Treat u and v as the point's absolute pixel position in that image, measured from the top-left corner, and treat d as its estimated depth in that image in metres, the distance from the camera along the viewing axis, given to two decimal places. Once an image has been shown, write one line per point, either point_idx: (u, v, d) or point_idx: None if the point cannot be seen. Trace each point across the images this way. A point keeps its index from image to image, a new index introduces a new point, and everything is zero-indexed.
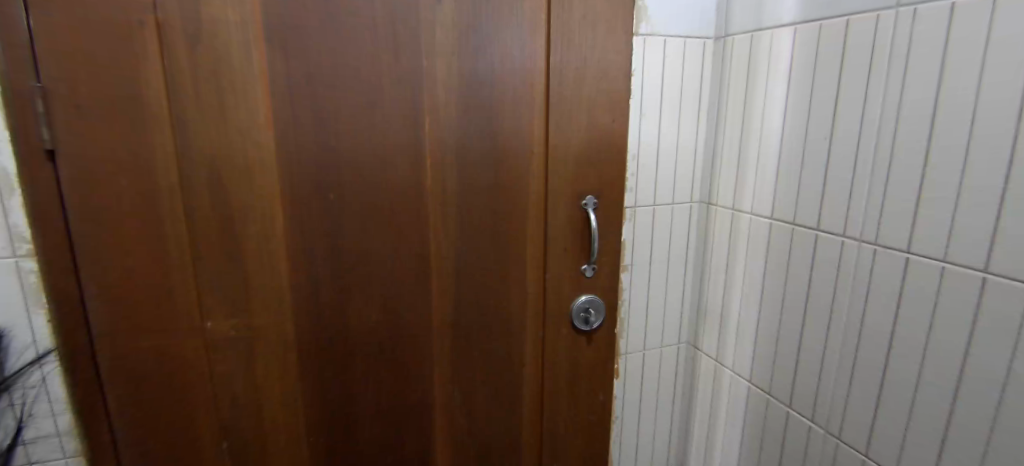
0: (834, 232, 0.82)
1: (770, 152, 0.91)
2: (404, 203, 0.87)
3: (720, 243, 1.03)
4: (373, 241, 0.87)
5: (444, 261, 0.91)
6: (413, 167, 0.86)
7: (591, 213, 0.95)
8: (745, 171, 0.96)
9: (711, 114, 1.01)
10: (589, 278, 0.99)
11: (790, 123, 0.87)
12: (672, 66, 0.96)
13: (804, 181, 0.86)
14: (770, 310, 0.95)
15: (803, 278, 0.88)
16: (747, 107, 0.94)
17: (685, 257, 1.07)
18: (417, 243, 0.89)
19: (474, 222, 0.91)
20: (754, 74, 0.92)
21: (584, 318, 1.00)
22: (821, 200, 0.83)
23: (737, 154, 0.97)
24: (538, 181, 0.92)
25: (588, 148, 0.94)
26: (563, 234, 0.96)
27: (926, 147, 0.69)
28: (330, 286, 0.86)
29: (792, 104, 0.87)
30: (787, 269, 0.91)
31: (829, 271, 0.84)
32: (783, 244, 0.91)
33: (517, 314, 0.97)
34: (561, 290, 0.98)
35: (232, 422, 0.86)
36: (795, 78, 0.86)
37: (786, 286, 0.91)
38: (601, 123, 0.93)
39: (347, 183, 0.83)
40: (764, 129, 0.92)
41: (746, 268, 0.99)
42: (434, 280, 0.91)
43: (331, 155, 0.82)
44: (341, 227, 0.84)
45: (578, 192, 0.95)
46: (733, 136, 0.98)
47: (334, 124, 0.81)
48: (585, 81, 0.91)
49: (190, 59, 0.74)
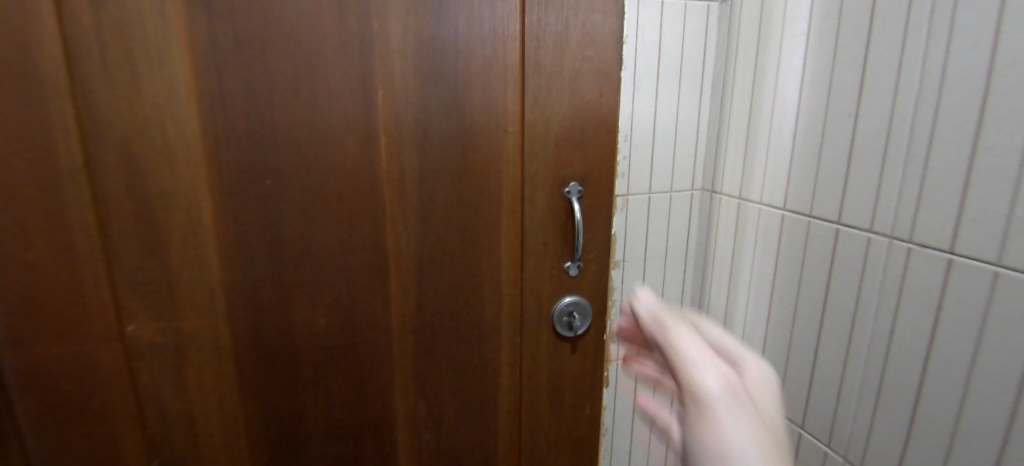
0: (858, 225, 0.69)
1: (784, 133, 0.78)
2: (356, 190, 0.75)
3: (725, 238, 0.91)
4: (319, 234, 0.75)
5: (403, 256, 0.79)
6: (364, 149, 0.74)
7: (576, 202, 0.83)
8: (752, 155, 0.84)
9: (716, 90, 0.88)
10: (573, 277, 0.87)
11: (807, 97, 0.74)
12: (667, 33, 0.83)
13: (823, 166, 0.73)
14: (784, 317, 0.83)
15: (824, 282, 0.75)
16: (758, 79, 0.81)
17: (685, 251, 0.95)
18: (371, 236, 0.77)
19: (438, 212, 0.79)
20: (765, 40, 0.79)
21: (568, 322, 0.88)
22: (846, 187, 0.70)
23: (744, 134, 0.85)
24: (513, 164, 0.80)
25: (572, 128, 0.81)
26: (543, 227, 0.83)
27: (979, 122, 0.56)
28: (270, 285, 0.75)
29: (809, 73, 0.74)
30: (805, 269, 0.78)
31: (854, 273, 0.71)
32: (798, 240, 0.78)
33: (491, 317, 0.85)
34: (542, 291, 0.86)
35: (161, 438, 0.76)
36: (814, 43, 0.72)
37: (802, 290, 0.79)
38: (588, 97, 0.80)
39: (287, 166, 0.72)
40: (777, 104, 0.79)
41: (754, 267, 0.86)
42: (391, 278, 0.79)
43: (266, 134, 0.70)
44: (281, 216, 0.73)
45: (560, 179, 0.82)
46: (740, 114, 0.85)
47: (269, 98, 0.69)
48: (567, 47, 0.78)
49: (91, 17, 0.62)
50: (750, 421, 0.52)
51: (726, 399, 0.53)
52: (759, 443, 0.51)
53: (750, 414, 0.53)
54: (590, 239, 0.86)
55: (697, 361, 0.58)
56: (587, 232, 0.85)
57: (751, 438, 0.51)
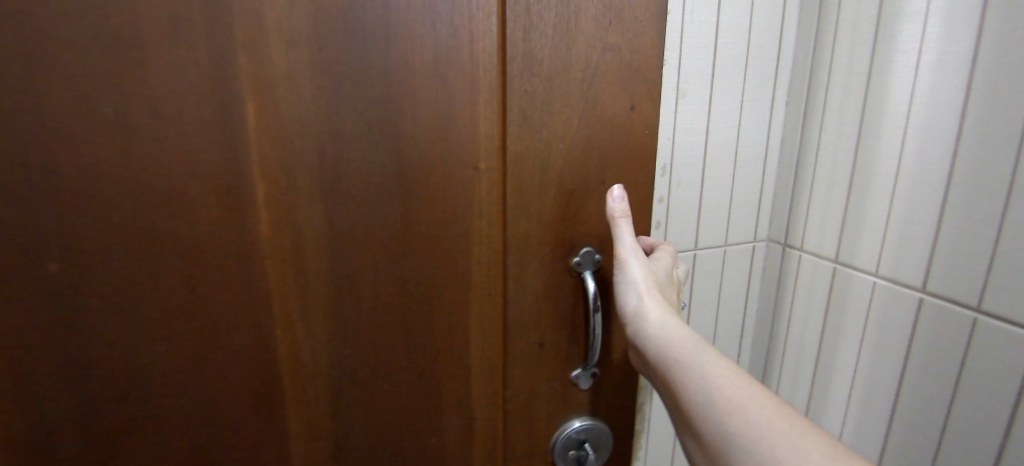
0: (997, 313, 0.48)
1: (901, 174, 0.54)
2: (212, 279, 0.43)
3: (803, 312, 0.67)
4: (153, 353, 0.43)
5: (305, 381, 0.47)
6: (223, 206, 0.42)
7: (591, 279, 0.51)
8: (837, 199, 0.61)
9: (793, 107, 0.64)
10: (585, 392, 0.55)
11: (944, 125, 0.51)
12: (734, 27, 0.58)
13: (948, 223, 0.51)
14: (886, 426, 0.59)
15: (947, 388, 0.53)
16: (874, 95, 0.56)
17: (743, 323, 0.71)
18: (249, 349, 0.45)
19: (365, 306, 0.47)
20: (887, 44, 0.55)
21: (575, 457, 0.57)
22: (983, 256, 0.49)
23: (834, 173, 0.61)
24: (488, 223, 0.48)
25: (587, 161, 0.49)
26: (538, 320, 0.52)
27: None
28: (63, 448, 0.42)
29: (951, 92, 0.50)
30: (915, 365, 0.55)
31: (985, 380, 0.50)
32: (899, 319, 0.56)
33: (456, 456, 0.54)
34: (536, 415, 0.55)
35: None
36: (968, 50, 0.48)
37: (911, 392, 0.56)
38: (613, 111, 0.48)
39: (72, 239, 0.39)
40: (896, 135, 0.55)
41: (839, 350, 0.63)
42: (290, 413, 0.48)
43: (20, 184, 0.37)
44: (73, 330, 0.40)
45: (567, 244, 0.50)
46: (829, 145, 0.61)
47: (18, 116, 0.36)
48: (586, 27, 0.45)
49: None
50: (714, 383, 0.40)
51: (693, 368, 0.42)
52: (742, 400, 0.38)
53: (720, 359, 0.42)
54: (612, 332, 0.55)
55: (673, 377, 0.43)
56: (607, 322, 0.54)
57: (715, 381, 0.40)
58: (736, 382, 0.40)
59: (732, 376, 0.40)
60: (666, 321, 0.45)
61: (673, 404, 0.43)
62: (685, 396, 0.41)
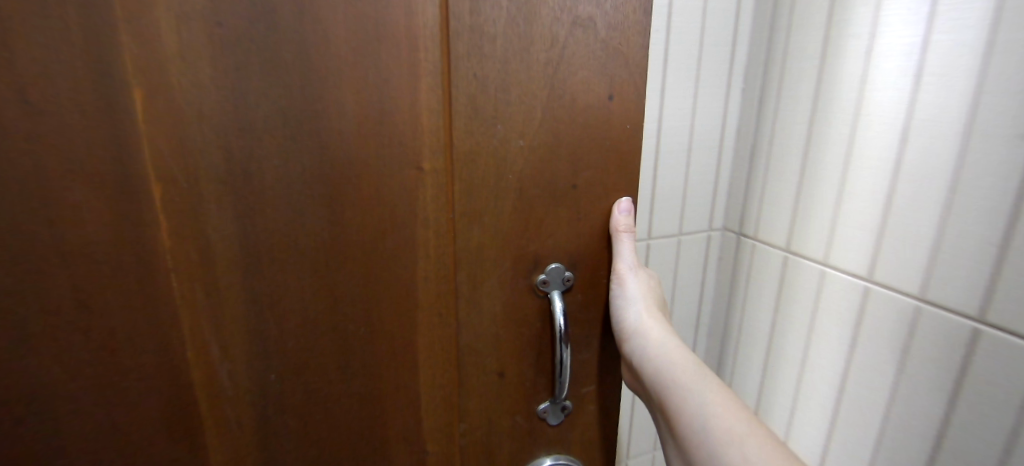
0: (1010, 327, 0.45)
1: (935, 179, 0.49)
2: (103, 295, 0.36)
3: (754, 299, 0.71)
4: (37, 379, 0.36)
5: (225, 410, 0.42)
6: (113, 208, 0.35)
7: (559, 301, 0.43)
8: (861, 196, 0.56)
9: (746, 104, 0.69)
10: (556, 429, 0.48)
11: (979, 124, 0.46)
12: None
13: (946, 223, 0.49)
14: (813, 411, 0.65)
15: (875, 381, 0.56)
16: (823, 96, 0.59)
17: (697, 308, 0.77)
18: (157, 374, 0.39)
19: (290, 324, 0.41)
20: (839, 39, 0.57)
21: None
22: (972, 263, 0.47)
23: (782, 161, 0.65)
24: (434, 231, 0.41)
25: (555, 161, 0.40)
26: (498, 346, 0.44)
27: None
28: None
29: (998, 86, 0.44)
30: (848, 354, 0.59)
31: (998, 401, 0.47)
32: (907, 328, 0.53)
33: None
34: (498, 453, 0.48)
35: None
36: (976, 43, 0.46)
37: (847, 376, 0.59)
38: (588, 101, 0.40)
39: None
40: (868, 130, 0.55)
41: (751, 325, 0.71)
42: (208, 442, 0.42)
43: None
44: None
45: (530, 260, 0.42)
46: (778, 139, 0.65)
47: None
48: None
49: None
50: (710, 412, 0.39)
51: (690, 395, 0.41)
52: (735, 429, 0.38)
53: (717, 387, 0.41)
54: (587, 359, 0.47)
55: (668, 401, 0.42)
56: (581, 350, 0.46)
57: (712, 411, 0.39)
58: (732, 415, 0.39)
59: (729, 408, 0.39)
60: (666, 338, 0.44)
61: (665, 423, 0.43)
62: (679, 421, 0.41)
